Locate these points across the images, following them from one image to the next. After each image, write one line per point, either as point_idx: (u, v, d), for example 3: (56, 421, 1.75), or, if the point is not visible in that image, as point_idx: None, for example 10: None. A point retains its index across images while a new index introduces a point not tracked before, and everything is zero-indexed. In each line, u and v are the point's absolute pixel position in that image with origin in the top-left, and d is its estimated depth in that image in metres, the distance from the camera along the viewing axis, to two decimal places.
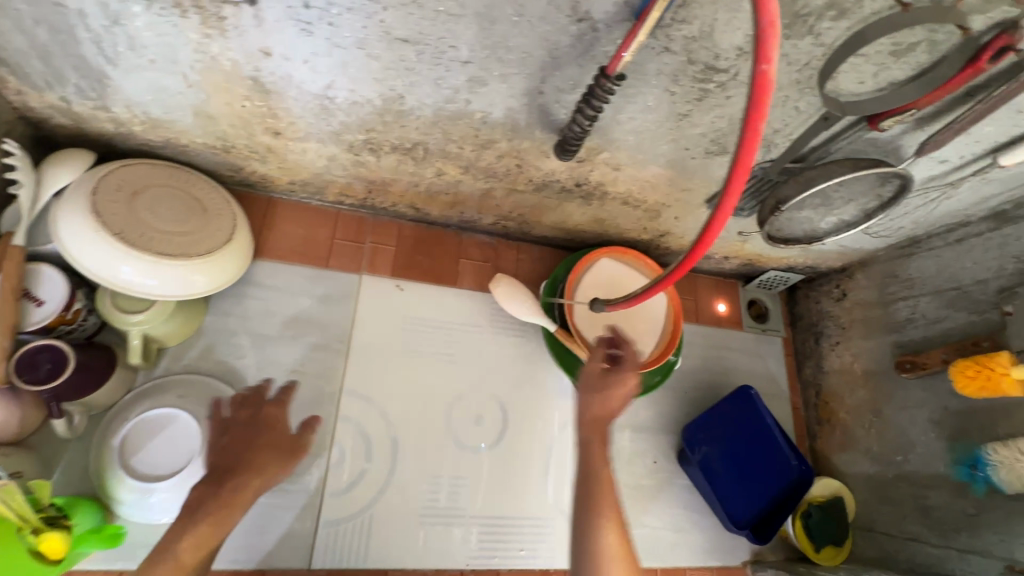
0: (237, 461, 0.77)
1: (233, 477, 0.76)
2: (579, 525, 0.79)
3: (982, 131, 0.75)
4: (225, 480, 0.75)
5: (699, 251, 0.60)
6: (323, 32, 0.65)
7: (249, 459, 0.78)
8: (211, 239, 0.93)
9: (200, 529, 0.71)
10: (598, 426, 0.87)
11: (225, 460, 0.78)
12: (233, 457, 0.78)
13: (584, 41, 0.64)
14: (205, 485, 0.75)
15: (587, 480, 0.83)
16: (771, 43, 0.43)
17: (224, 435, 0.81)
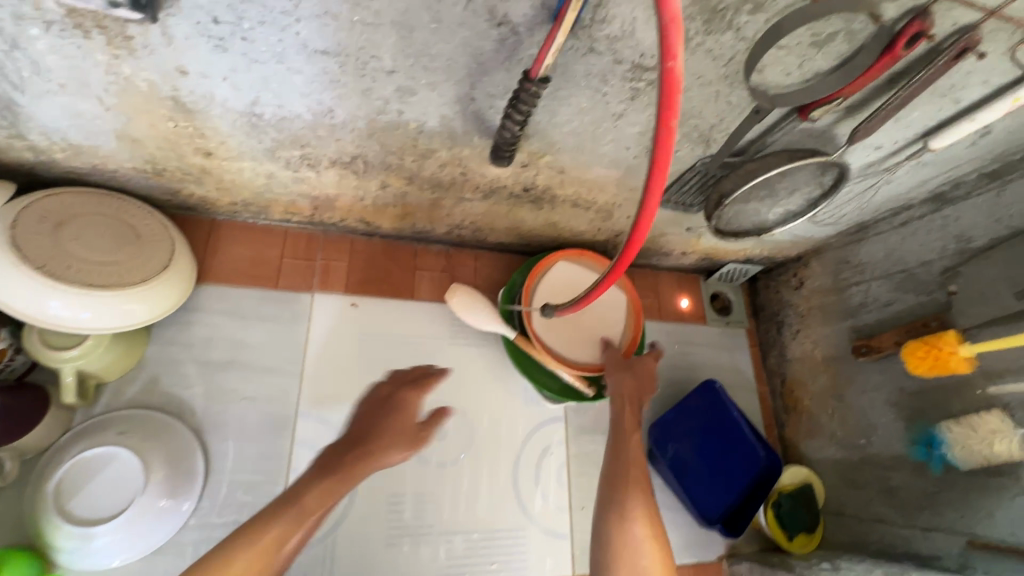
0: (376, 437, 0.85)
1: (363, 448, 0.83)
2: (616, 507, 0.85)
3: (910, 116, 0.77)
4: (358, 451, 0.82)
5: (631, 251, 0.60)
6: (238, 48, 0.63)
7: (384, 435, 0.85)
8: (145, 266, 0.89)
9: (328, 482, 0.77)
10: (629, 406, 0.99)
11: (366, 433, 0.85)
12: (372, 431, 0.86)
13: (507, 45, 0.63)
14: (336, 454, 0.82)
15: (622, 465, 0.92)
16: (675, 40, 0.42)
17: (378, 411, 0.89)
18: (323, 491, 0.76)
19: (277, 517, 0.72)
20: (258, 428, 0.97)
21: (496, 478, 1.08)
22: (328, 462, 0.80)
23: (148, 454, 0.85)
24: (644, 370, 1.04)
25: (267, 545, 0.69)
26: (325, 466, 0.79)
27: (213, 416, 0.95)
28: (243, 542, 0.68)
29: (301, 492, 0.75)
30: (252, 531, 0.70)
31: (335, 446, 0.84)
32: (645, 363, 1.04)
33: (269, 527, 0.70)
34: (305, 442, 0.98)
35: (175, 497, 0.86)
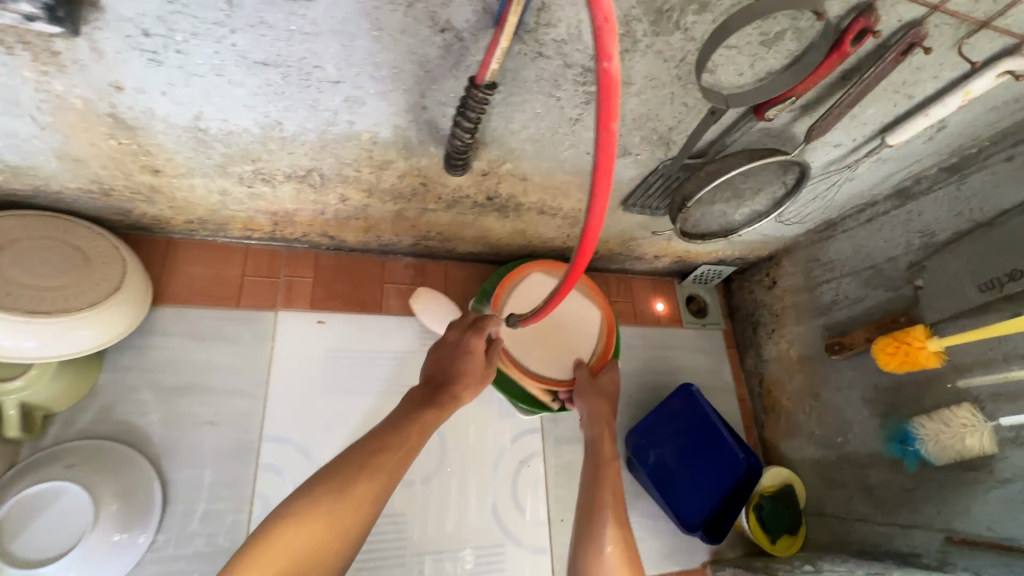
0: (455, 377, 0.92)
1: (444, 387, 0.91)
2: (590, 536, 0.80)
3: (866, 113, 0.77)
4: (443, 391, 0.90)
5: (583, 258, 0.58)
6: (174, 61, 0.61)
7: (462, 375, 0.92)
8: (93, 290, 0.85)
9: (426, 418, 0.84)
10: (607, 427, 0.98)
11: (441, 374, 0.92)
12: (446, 372, 0.92)
13: (453, 51, 0.61)
14: (423, 392, 0.90)
15: (597, 488, 0.88)
16: (609, 40, 0.41)
17: (448, 355, 0.95)
18: (422, 423, 0.83)
19: (384, 445, 0.77)
20: (219, 453, 0.93)
21: (471, 492, 1.05)
22: (418, 399, 0.88)
23: (98, 487, 0.81)
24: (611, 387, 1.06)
25: (384, 468, 0.74)
26: (416, 402, 0.87)
27: (171, 443, 0.91)
28: (365, 464, 0.73)
29: (403, 424, 0.82)
30: (371, 454, 0.75)
31: (414, 387, 0.91)
32: (610, 381, 1.06)
33: (383, 452, 0.76)
34: (270, 466, 0.95)
35: (130, 530, 0.82)
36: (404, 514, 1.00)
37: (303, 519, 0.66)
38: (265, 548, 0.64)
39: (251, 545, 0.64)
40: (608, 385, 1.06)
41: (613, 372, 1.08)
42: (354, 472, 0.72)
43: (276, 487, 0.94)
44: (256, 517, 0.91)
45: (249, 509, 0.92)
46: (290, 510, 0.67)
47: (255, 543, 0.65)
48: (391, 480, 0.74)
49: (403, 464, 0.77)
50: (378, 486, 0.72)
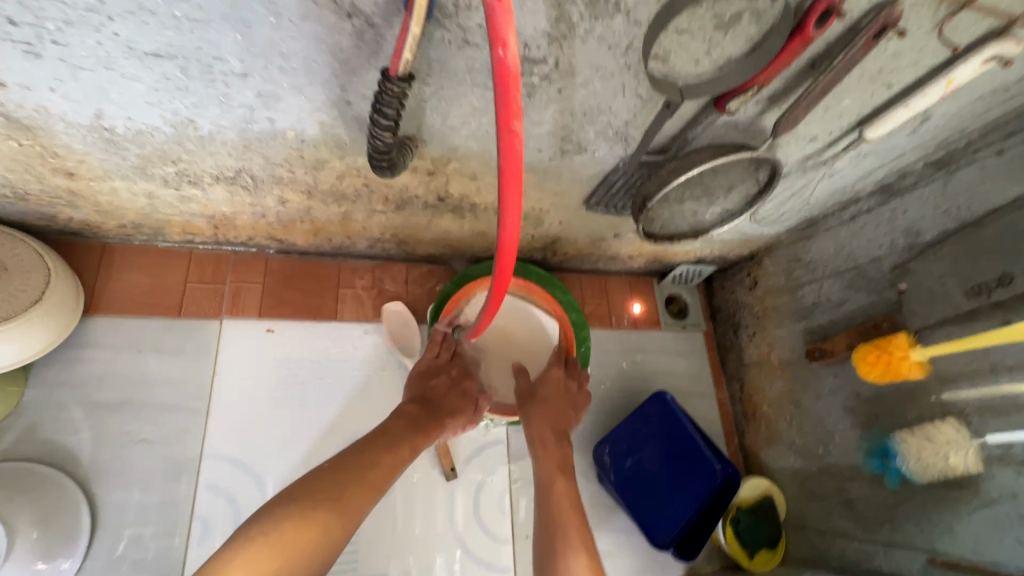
0: (448, 402, 0.95)
1: (435, 408, 0.93)
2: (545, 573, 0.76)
3: (841, 104, 0.70)
4: (434, 412, 0.92)
5: (505, 270, 0.53)
6: (54, 53, 0.54)
7: (456, 401, 0.97)
8: (11, 303, 0.80)
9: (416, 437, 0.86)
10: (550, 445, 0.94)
11: (434, 395, 0.95)
12: (436, 395, 0.95)
13: (367, 40, 0.55)
14: (416, 408, 0.91)
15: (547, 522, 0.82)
16: (504, 24, 0.34)
17: (438, 377, 0.98)
18: (410, 443, 0.85)
19: (369, 460, 0.78)
20: (155, 473, 0.87)
21: (428, 509, 1.00)
22: (411, 417, 0.89)
23: (14, 515, 0.76)
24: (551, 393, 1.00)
25: (372, 480, 0.76)
26: (404, 420, 0.88)
27: (102, 464, 0.85)
28: (352, 474, 0.74)
29: (389, 441, 0.83)
30: (363, 463, 0.77)
31: (408, 403, 0.92)
32: (546, 391, 1.00)
33: (375, 464, 0.78)
34: (210, 485, 0.89)
35: (53, 557, 0.78)
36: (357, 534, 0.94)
37: (293, 517, 0.65)
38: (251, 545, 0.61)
39: (237, 542, 0.62)
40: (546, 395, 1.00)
41: (553, 374, 1.02)
42: (345, 480, 0.73)
43: (218, 507, 0.89)
44: (194, 541, 0.86)
45: (187, 532, 0.86)
46: (279, 509, 0.66)
47: (240, 541, 0.62)
48: (376, 493, 0.76)
49: (384, 482, 0.78)
50: (366, 497, 0.73)
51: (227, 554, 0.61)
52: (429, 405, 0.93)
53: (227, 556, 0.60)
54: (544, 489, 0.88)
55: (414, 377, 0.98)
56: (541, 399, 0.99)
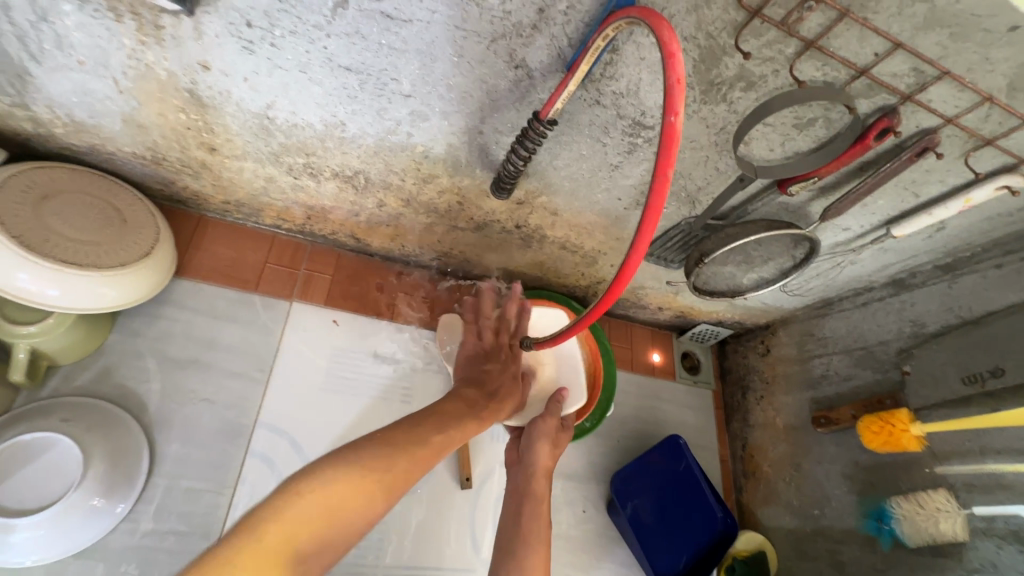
0: (500, 387, 0.98)
1: (488, 393, 0.96)
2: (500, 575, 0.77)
3: (876, 203, 0.85)
4: (489, 397, 0.95)
5: (617, 289, 0.61)
6: (266, 52, 0.67)
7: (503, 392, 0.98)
8: (124, 251, 0.86)
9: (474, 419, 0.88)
10: (541, 477, 0.93)
11: (489, 381, 0.99)
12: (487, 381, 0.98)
13: (521, 87, 0.68)
14: (474, 394, 0.94)
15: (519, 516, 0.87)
16: (679, 98, 0.47)
17: (490, 363, 1.02)
18: (464, 425, 0.85)
19: (428, 429, 0.79)
20: (210, 432, 0.93)
21: (450, 512, 1.05)
22: (469, 402, 0.91)
23: (89, 447, 0.81)
24: (546, 442, 0.97)
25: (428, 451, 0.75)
26: (462, 403, 0.90)
27: (167, 414, 0.91)
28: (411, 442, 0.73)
29: (447, 417, 0.84)
30: (420, 435, 0.76)
31: (468, 389, 0.95)
32: (541, 443, 0.97)
33: (428, 436, 0.77)
34: (257, 453, 0.94)
35: (109, 499, 0.81)
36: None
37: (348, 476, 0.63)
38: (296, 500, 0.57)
39: (277, 495, 0.57)
40: (540, 453, 0.96)
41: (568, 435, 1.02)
42: (404, 447, 0.72)
43: (260, 473, 0.93)
44: (237, 502, 0.90)
45: (232, 493, 0.91)
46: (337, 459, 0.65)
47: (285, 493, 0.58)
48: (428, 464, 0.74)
49: (438, 453, 0.78)
50: (418, 466, 0.72)
51: (263, 508, 0.56)
52: (484, 390, 0.96)
53: (266, 512, 0.55)
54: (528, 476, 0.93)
55: (467, 362, 1.02)
56: (527, 450, 0.97)
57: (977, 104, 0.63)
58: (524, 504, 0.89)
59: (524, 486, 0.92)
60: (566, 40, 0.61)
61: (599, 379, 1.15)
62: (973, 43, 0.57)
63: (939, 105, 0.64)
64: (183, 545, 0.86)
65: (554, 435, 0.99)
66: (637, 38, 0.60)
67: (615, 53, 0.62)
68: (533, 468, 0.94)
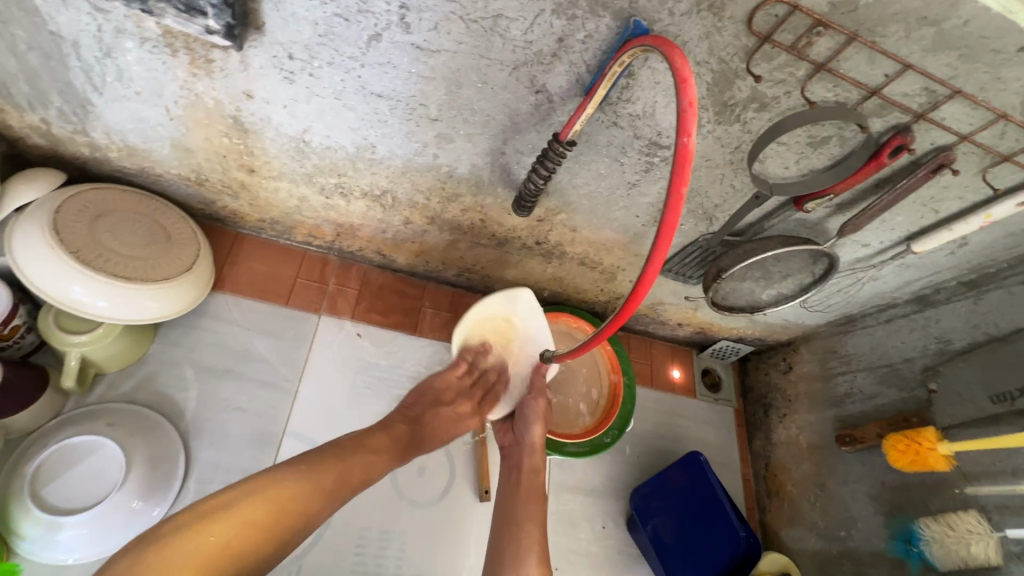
0: (438, 424, 0.92)
1: (422, 432, 0.89)
2: (508, 545, 0.81)
3: (895, 219, 0.85)
4: (422, 437, 0.89)
5: (633, 303, 0.62)
6: (304, 81, 0.72)
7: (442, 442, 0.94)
8: (169, 266, 0.92)
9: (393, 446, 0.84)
10: (538, 451, 0.94)
11: (427, 419, 0.91)
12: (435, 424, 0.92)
13: (541, 110, 0.71)
14: (406, 434, 0.87)
15: (515, 493, 0.89)
16: (690, 121, 0.50)
17: (444, 402, 0.95)
18: (384, 451, 0.82)
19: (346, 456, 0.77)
20: (242, 439, 0.97)
21: (469, 525, 1.06)
22: (399, 438, 0.85)
23: (131, 451, 0.86)
24: (538, 426, 0.95)
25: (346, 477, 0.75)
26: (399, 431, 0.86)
27: (202, 421, 0.96)
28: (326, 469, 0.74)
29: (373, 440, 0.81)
30: (335, 462, 0.75)
31: (399, 425, 0.87)
32: (533, 424, 0.95)
33: (348, 464, 0.76)
34: (285, 460, 0.97)
35: (147, 502, 0.85)
36: (384, 531, 1.01)
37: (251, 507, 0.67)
38: (198, 532, 0.63)
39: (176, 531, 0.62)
40: (536, 432, 0.95)
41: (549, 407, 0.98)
42: (311, 478, 0.71)
43: None
44: None
45: None
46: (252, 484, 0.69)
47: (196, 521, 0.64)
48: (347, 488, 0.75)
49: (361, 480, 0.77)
50: (332, 492, 0.73)
51: (166, 541, 0.61)
52: (418, 429, 0.89)
53: (172, 544, 0.61)
54: (531, 447, 0.94)
55: (418, 397, 0.94)
56: (522, 434, 0.96)
57: (991, 122, 0.64)
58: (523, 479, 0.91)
59: (521, 465, 0.93)
60: (585, 66, 0.64)
61: (619, 394, 1.16)
62: (984, 63, 0.58)
63: (953, 123, 0.65)
64: None
65: (547, 410, 0.97)
66: (652, 64, 0.63)
67: (631, 77, 0.65)
68: (529, 449, 0.94)
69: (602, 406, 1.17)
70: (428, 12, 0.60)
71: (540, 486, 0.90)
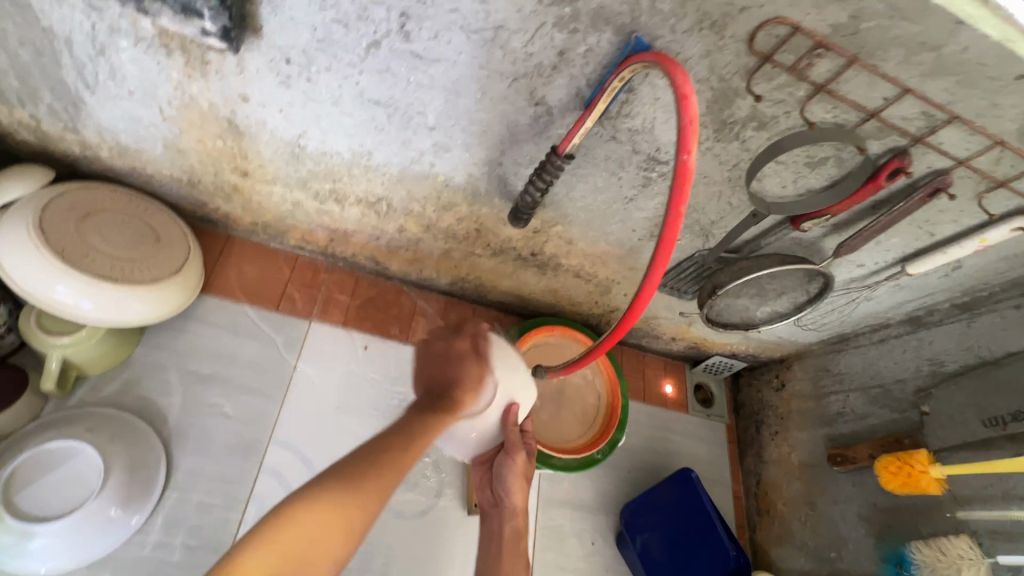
0: (456, 373, 0.78)
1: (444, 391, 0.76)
2: None
3: (890, 241, 0.86)
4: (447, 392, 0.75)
5: (629, 319, 0.62)
6: (302, 87, 0.71)
7: (462, 372, 0.79)
8: (156, 268, 0.90)
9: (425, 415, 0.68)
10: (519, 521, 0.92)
11: (440, 379, 0.78)
12: (448, 379, 0.78)
13: (540, 122, 0.71)
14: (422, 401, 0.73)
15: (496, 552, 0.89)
16: (691, 138, 0.50)
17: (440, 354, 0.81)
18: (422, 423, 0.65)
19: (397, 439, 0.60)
20: (226, 447, 0.95)
21: (457, 537, 1.05)
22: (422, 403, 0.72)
23: (111, 457, 0.84)
24: (516, 492, 0.91)
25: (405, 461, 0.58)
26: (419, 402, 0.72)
27: (185, 428, 0.94)
28: (377, 456, 0.57)
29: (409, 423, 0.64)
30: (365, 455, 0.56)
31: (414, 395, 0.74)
32: (512, 483, 0.91)
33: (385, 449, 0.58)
34: (271, 469, 0.96)
35: (125, 510, 0.83)
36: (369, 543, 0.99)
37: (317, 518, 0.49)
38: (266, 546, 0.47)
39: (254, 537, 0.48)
40: (516, 498, 0.92)
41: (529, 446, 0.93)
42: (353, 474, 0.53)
43: (273, 491, 0.95)
44: (248, 519, 0.91)
45: (244, 509, 0.92)
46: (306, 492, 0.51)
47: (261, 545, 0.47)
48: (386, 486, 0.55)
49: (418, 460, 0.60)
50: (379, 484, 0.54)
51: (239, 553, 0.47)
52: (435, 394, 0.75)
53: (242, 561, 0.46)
54: (512, 509, 0.92)
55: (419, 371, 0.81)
56: (500, 498, 0.93)
57: (987, 147, 0.64)
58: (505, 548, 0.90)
59: (502, 532, 0.92)
60: (585, 80, 0.64)
61: (616, 410, 1.15)
62: (981, 89, 0.58)
63: (950, 147, 0.65)
64: (194, 559, 0.87)
65: (525, 469, 0.91)
66: (652, 80, 0.63)
67: (631, 93, 0.65)
68: (510, 513, 0.92)
69: (596, 423, 1.16)
70: (430, 21, 0.60)
71: (522, 551, 0.89)
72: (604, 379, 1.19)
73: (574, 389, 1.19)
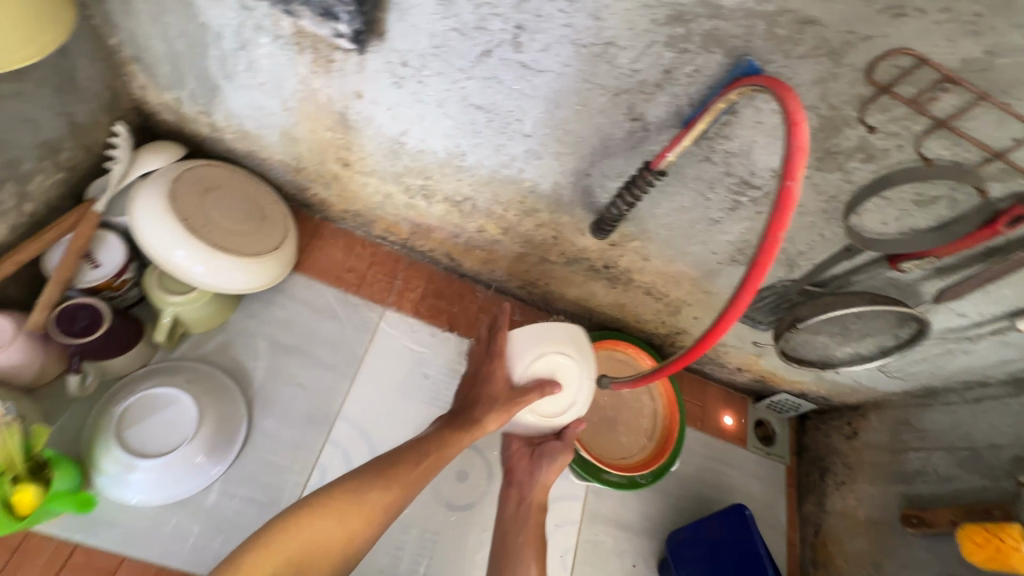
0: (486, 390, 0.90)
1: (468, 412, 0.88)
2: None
3: (1002, 292, 0.79)
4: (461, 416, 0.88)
5: (710, 339, 0.63)
6: (411, 88, 0.76)
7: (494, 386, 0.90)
8: (260, 243, 0.99)
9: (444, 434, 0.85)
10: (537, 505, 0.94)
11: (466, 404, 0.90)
12: (475, 399, 0.90)
13: (635, 137, 0.72)
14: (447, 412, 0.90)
15: (517, 527, 0.92)
16: (798, 164, 0.49)
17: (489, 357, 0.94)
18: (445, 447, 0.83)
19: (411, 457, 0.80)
20: (299, 415, 1.02)
21: None
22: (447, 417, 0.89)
23: (204, 408, 0.93)
24: (551, 474, 0.94)
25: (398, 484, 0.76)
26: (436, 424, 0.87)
27: (266, 392, 1.02)
28: (392, 476, 0.77)
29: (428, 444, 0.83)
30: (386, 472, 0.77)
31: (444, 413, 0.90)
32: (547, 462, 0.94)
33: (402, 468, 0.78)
34: (336, 442, 1.02)
35: (209, 458, 0.91)
36: (415, 526, 1.02)
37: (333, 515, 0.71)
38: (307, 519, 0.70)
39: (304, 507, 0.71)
40: (547, 476, 0.94)
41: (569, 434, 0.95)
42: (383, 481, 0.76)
43: (336, 462, 1.00)
44: (312, 484, 0.98)
45: (308, 475, 0.98)
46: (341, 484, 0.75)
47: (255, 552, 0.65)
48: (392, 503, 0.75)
49: (421, 479, 0.80)
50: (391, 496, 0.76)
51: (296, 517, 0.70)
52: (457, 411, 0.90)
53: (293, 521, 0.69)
54: (540, 486, 0.94)
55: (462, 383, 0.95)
56: (534, 471, 0.95)
57: None
58: (530, 519, 0.93)
59: (528, 498, 0.94)
60: (687, 100, 0.64)
61: (673, 432, 1.13)
62: None
63: None
64: (261, 513, 0.94)
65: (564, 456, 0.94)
66: (757, 103, 0.62)
67: (733, 115, 0.65)
68: (539, 488, 0.94)
69: (652, 443, 1.14)
70: (542, 34, 0.63)
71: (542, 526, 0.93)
72: (665, 398, 1.17)
73: (631, 405, 1.18)
